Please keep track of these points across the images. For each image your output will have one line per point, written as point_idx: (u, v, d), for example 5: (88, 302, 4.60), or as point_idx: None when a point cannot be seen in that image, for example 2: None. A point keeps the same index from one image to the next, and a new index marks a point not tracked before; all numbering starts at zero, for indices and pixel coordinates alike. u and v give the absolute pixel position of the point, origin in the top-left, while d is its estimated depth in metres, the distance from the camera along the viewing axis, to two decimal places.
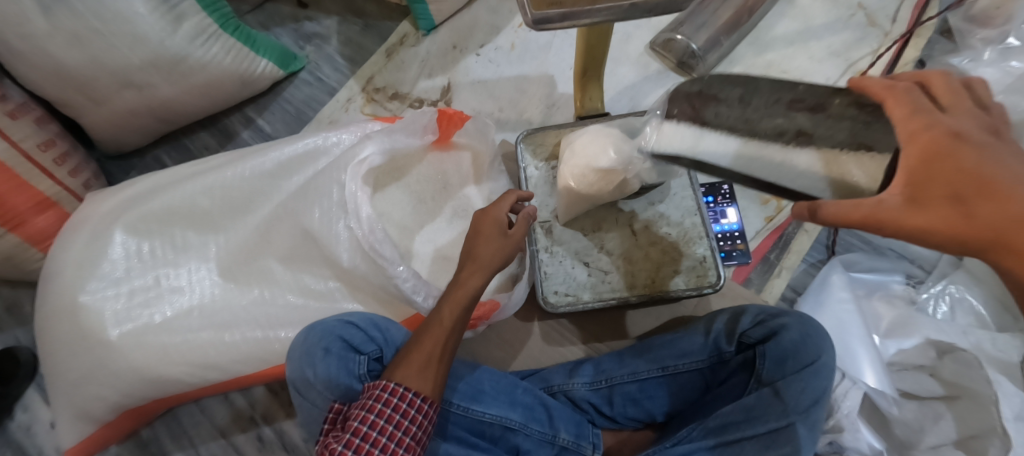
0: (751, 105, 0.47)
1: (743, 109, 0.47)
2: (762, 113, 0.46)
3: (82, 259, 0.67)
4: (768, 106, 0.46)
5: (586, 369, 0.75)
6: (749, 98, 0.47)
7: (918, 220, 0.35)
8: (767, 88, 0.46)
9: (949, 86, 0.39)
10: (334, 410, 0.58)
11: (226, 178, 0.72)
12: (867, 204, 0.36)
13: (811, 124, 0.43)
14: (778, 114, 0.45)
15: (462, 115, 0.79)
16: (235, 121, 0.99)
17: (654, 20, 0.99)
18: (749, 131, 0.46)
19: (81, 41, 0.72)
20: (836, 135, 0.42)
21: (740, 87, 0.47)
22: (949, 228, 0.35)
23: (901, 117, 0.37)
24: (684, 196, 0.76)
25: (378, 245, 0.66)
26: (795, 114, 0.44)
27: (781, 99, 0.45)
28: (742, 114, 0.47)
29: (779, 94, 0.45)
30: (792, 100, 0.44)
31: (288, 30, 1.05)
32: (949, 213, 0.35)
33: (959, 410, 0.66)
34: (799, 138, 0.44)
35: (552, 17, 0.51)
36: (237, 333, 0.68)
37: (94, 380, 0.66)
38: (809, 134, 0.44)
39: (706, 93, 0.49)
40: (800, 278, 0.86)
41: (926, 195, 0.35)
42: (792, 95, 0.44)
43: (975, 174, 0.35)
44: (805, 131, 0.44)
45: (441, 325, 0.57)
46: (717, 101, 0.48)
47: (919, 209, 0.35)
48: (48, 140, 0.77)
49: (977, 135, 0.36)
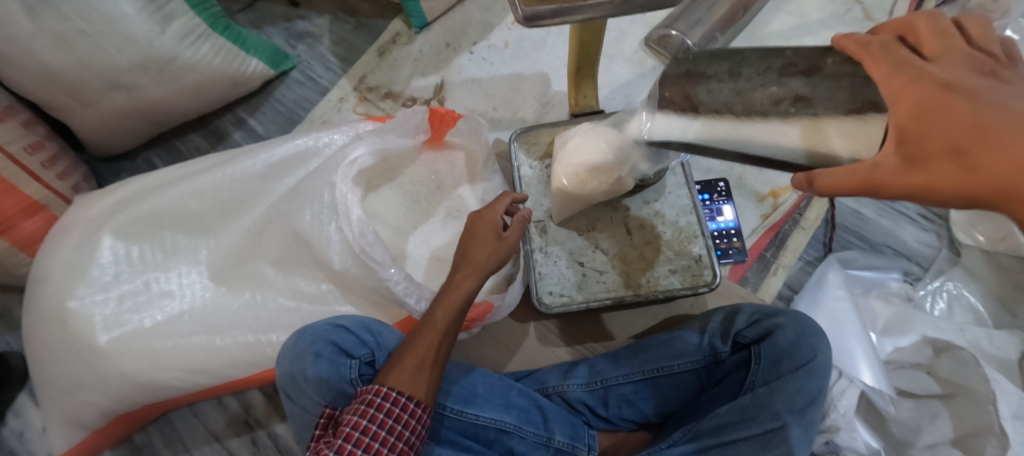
0: (743, 77, 0.39)
1: (734, 82, 0.39)
2: (753, 84, 0.38)
3: (71, 264, 0.66)
4: (759, 76, 0.38)
5: (581, 370, 0.74)
6: (739, 67, 0.39)
7: (917, 180, 0.29)
8: (755, 55, 0.38)
9: (936, 32, 0.34)
10: (327, 415, 0.57)
11: (216, 179, 0.71)
12: (860, 167, 0.31)
13: (808, 88, 0.36)
14: (770, 83, 0.38)
15: (454, 115, 0.77)
16: (227, 122, 0.98)
17: (649, 17, 0.98)
18: (744, 105, 0.38)
19: (67, 42, 0.71)
20: (836, 95, 0.36)
21: (727, 60, 0.39)
22: (953, 187, 0.28)
23: (884, 74, 0.33)
24: (679, 194, 0.76)
25: (370, 248, 0.65)
26: (788, 79, 0.37)
27: (772, 66, 0.38)
28: (733, 87, 0.39)
29: (767, 61, 0.38)
30: (784, 65, 0.37)
31: (280, 30, 1.04)
32: (950, 170, 0.28)
33: (956, 408, 0.65)
34: (796, 105, 0.37)
35: (543, 14, 0.51)
36: (229, 337, 0.67)
37: (84, 387, 0.66)
38: (807, 98, 0.36)
39: (695, 70, 0.40)
40: (797, 275, 0.85)
41: (922, 152, 0.30)
42: (782, 60, 0.38)
43: (973, 121, 0.28)
44: (803, 95, 0.36)
45: (435, 328, 0.56)
46: (707, 78, 0.40)
47: (919, 170, 0.29)
48: (36, 143, 0.76)
49: (971, 80, 0.30)
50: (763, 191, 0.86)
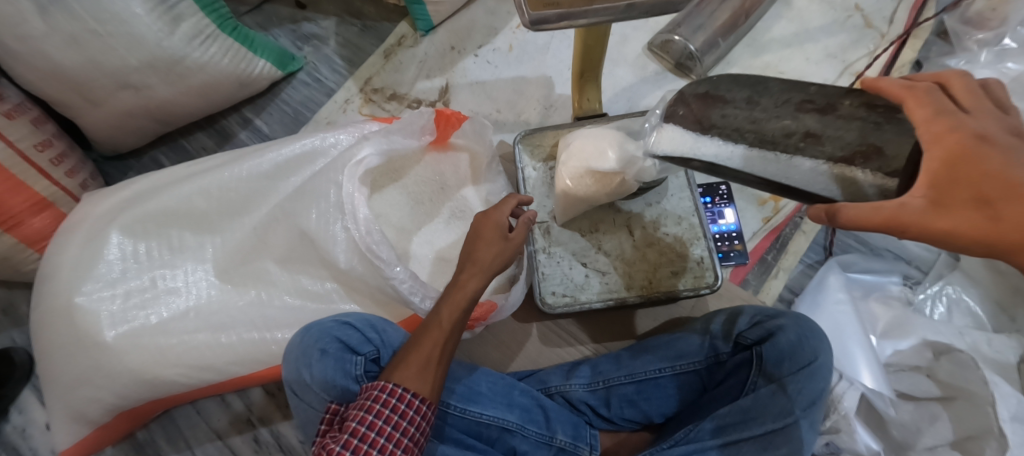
0: (760, 105, 0.43)
1: (750, 110, 0.43)
2: (769, 114, 0.42)
3: (79, 260, 0.67)
4: (777, 107, 0.42)
5: (583, 370, 0.74)
6: (757, 97, 0.43)
7: (943, 222, 0.32)
8: (777, 89, 0.43)
9: (968, 88, 0.36)
10: (332, 411, 0.58)
11: (224, 179, 0.72)
12: (889, 204, 0.33)
13: (820, 126, 0.40)
14: (786, 115, 0.41)
15: (459, 116, 0.78)
16: (233, 122, 0.99)
17: (652, 22, 0.99)
18: (756, 132, 0.42)
19: (79, 42, 0.71)
20: (845, 135, 0.38)
21: (749, 89, 0.44)
22: (973, 233, 0.32)
23: (922, 119, 0.34)
24: (681, 197, 0.77)
25: (377, 246, 0.66)
26: (803, 115, 0.41)
27: (791, 100, 0.42)
28: (749, 115, 0.43)
29: (789, 94, 0.42)
30: (802, 101, 0.41)
31: (286, 31, 1.05)
32: (974, 217, 0.32)
33: (955, 411, 0.65)
34: (806, 139, 0.40)
35: (548, 18, 0.52)
36: (234, 334, 0.68)
37: (90, 383, 0.66)
38: (818, 135, 0.40)
39: (715, 93, 0.45)
40: (798, 279, 0.86)
41: (949, 198, 0.32)
42: (802, 96, 0.41)
43: (1001, 176, 0.32)
44: (813, 132, 0.40)
45: (440, 327, 0.57)
46: (725, 102, 0.45)
47: (944, 212, 0.32)
48: (44, 141, 0.77)
49: (1001, 137, 0.33)
50: (764, 194, 0.87)
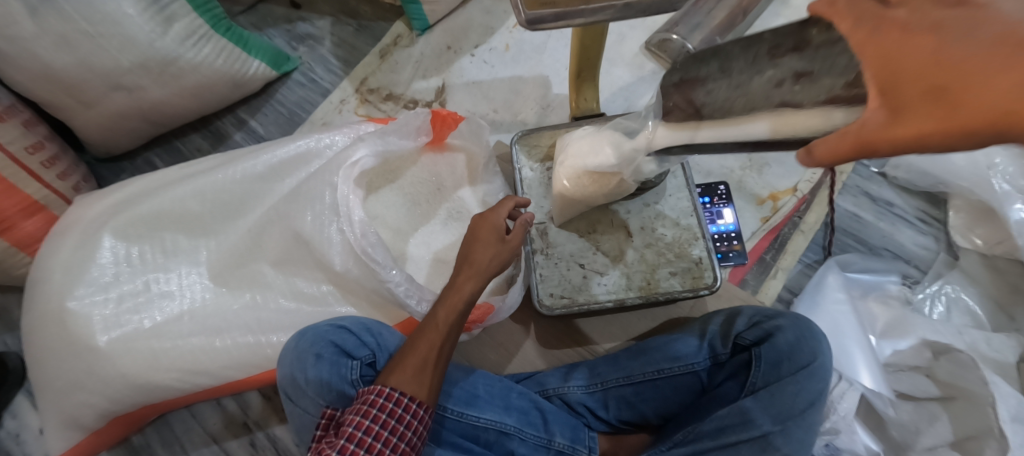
0: (735, 70, 0.36)
1: (728, 77, 0.36)
2: (748, 75, 0.35)
3: (71, 264, 0.66)
4: (750, 65, 0.35)
5: (581, 372, 0.74)
6: (729, 61, 0.36)
7: (908, 129, 0.22)
8: (740, 47, 0.36)
9: None
10: (327, 416, 0.57)
11: (217, 181, 0.71)
12: (847, 128, 0.25)
13: (804, 63, 0.31)
14: (764, 68, 0.34)
15: (455, 117, 0.78)
16: (227, 123, 0.98)
17: (649, 21, 0.99)
18: (745, 98, 0.35)
19: (70, 43, 0.71)
20: (835, 63, 0.28)
21: (715, 59, 0.37)
22: (943, 130, 0.21)
23: (850, 32, 0.26)
24: (679, 197, 0.76)
25: (372, 248, 0.65)
26: (780, 60, 0.33)
27: (760, 52, 0.34)
28: (729, 83, 0.36)
29: (755, 47, 0.35)
30: (771, 47, 0.34)
31: (281, 32, 1.04)
32: (935, 111, 0.21)
33: (956, 411, 0.66)
34: (800, 82, 0.32)
35: (545, 18, 0.52)
36: (228, 338, 0.67)
37: (83, 388, 0.66)
38: (808, 73, 0.31)
39: (688, 78, 0.39)
40: (797, 278, 0.85)
41: (902, 98, 0.23)
42: (767, 44, 0.34)
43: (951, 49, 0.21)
44: (802, 72, 0.31)
45: (436, 329, 0.56)
46: (701, 80, 0.38)
47: (902, 117, 0.23)
48: (36, 143, 0.76)
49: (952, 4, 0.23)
50: (763, 194, 0.87)
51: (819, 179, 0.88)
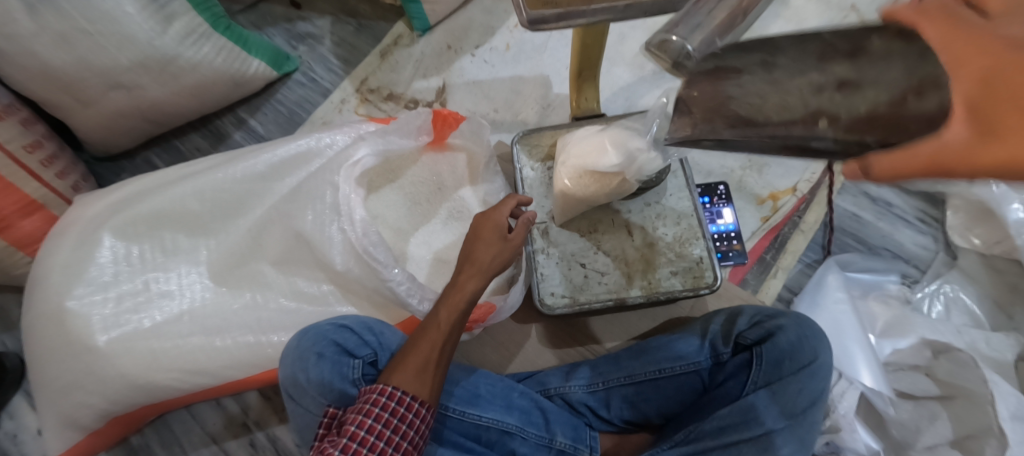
0: (778, 66, 0.27)
1: (768, 73, 0.28)
2: (793, 72, 0.27)
3: (70, 263, 0.65)
4: (797, 62, 0.27)
5: (582, 371, 0.74)
6: (774, 55, 0.28)
7: (1001, 155, 0.21)
8: (789, 43, 0.28)
9: None
10: (330, 415, 0.57)
11: (217, 180, 0.71)
12: (922, 143, 0.22)
13: (856, 72, 0.25)
14: (810, 69, 0.26)
15: (457, 116, 0.77)
16: (227, 122, 0.98)
17: (649, 21, 0.99)
18: (782, 101, 0.26)
19: (68, 41, 0.70)
20: (884, 75, 0.24)
21: (757, 51, 0.29)
22: None
23: (938, 40, 0.23)
24: (680, 196, 0.76)
25: (373, 248, 0.65)
26: (832, 65, 0.26)
27: (808, 51, 0.27)
28: (768, 79, 0.27)
29: (805, 46, 0.27)
30: (823, 49, 0.26)
31: (281, 31, 1.04)
32: None
33: (955, 410, 0.67)
34: (842, 91, 0.25)
35: (547, 17, 0.51)
36: (229, 338, 0.67)
37: (82, 388, 0.65)
38: (853, 83, 0.25)
39: (720, 67, 0.30)
40: (796, 278, 0.85)
41: (1000, 121, 0.21)
42: (818, 44, 0.27)
43: None
44: (849, 81, 0.25)
45: (438, 329, 0.56)
46: (735, 71, 0.29)
47: (999, 142, 0.21)
48: (34, 142, 0.76)
49: None
50: (763, 194, 0.86)
51: (819, 179, 0.88)
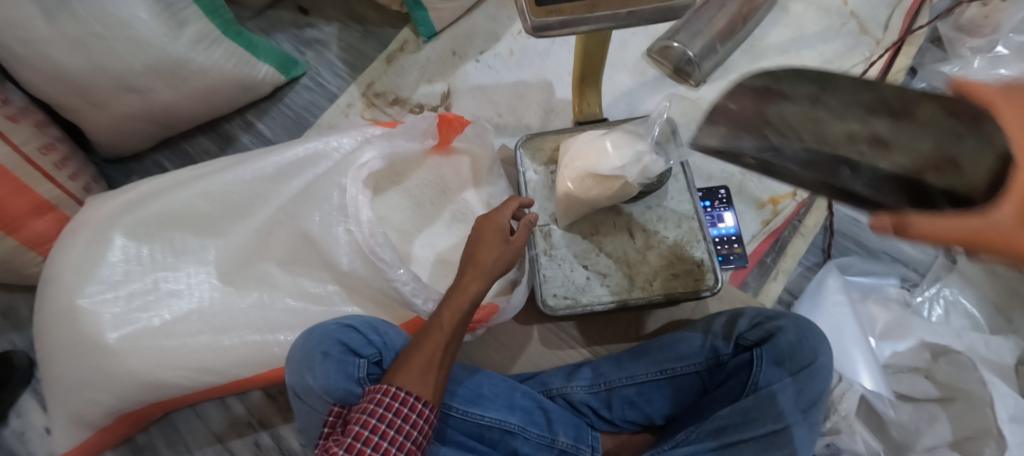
0: (824, 105, 0.36)
1: (811, 108, 0.37)
2: (834, 114, 0.35)
3: (82, 263, 0.66)
4: (843, 108, 0.35)
5: (584, 372, 0.74)
6: (824, 93, 0.36)
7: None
8: (850, 85, 0.36)
9: None
10: (334, 414, 0.58)
11: (227, 181, 0.72)
12: (971, 220, 0.30)
13: (891, 131, 0.33)
14: (853, 118, 0.35)
15: (462, 121, 0.79)
16: (235, 125, 1.00)
17: (651, 28, 1.00)
18: (817, 136, 0.36)
19: (83, 46, 0.72)
20: (917, 144, 0.32)
21: (815, 85, 0.37)
22: None
23: (1013, 127, 0.29)
24: (681, 200, 0.77)
25: (379, 249, 0.66)
26: (873, 119, 0.34)
27: (860, 101, 0.35)
28: (809, 112, 0.37)
29: (862, 94, 0.35)
30: (873, 103, 0.35)
31: (289, 36, 1.06)
32: None
33: (955, 411, 0.68)
34: (873, 146, 0.34)
35: (551, 25, 0.53)
36: (236, 337, 0.68)
37: (91, 386, 0.66)
38: (884, 143, 0.33)
39: (772, 90, 0.39)
40: (797, 281, 0.87)
41: None
42: (874, 96, 0.35)
43: None
44: (882, 138, 0.33)
45: (441, 330, 0.57)
46: (782, 98, 0.38)
47: None
48: (48, 144, 0.77)
49: None
50: (763, 197, 0.87)
51: None
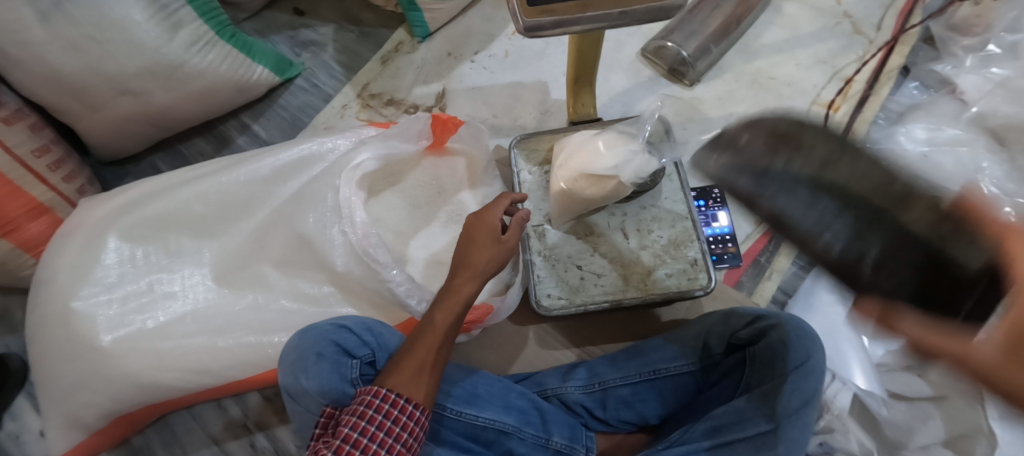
0: (829, 168, 0.42)
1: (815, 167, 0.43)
2: (833, 183, 0.42)
3: (77, 265, 0.66)
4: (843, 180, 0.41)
5: (579, 373, 0.75)
6: (836, 160, 0.42)
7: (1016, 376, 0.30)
8: (862, 164, 0.41)
9: None
10: (327, 414, 0.58)
11: (223, 183, 0.72)
12: (955, 342, 0.32)
13: (870, 223, 0.39)
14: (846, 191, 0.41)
15: (456, 121, 0.80)
16: (231, 127, 1.00)
17: (646, 28, 1.01)
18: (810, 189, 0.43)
19: (78, 48, 0.72)
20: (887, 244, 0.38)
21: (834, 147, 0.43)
22: None
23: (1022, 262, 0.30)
24: (676, 200, 0.77)
25: (373, 250, 0.67)
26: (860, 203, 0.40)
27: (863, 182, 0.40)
28: (812, 166, 0.43)
29: (867, 176, 0.40)
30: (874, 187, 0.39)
31: (285, 38, 1.06)
32: None
33: (948, 410, 0.68)
34: (857, 231, 0.40)
35: (544, 25, 0.53)
36: (231, 338, 0.68)
37: (86, 388, 0.66)
38: (864, 227, 0.39)
39: (790, 137, 0.46)
40: (791, 281, 0.85)
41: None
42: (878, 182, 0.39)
43: None
44: (865, 221, 0.39)
45: (434, 331, 0.57)
46: (796, 148, 0.45)
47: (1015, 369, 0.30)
48: (42, 146, 0.77)
49: None
50: None
51: None
